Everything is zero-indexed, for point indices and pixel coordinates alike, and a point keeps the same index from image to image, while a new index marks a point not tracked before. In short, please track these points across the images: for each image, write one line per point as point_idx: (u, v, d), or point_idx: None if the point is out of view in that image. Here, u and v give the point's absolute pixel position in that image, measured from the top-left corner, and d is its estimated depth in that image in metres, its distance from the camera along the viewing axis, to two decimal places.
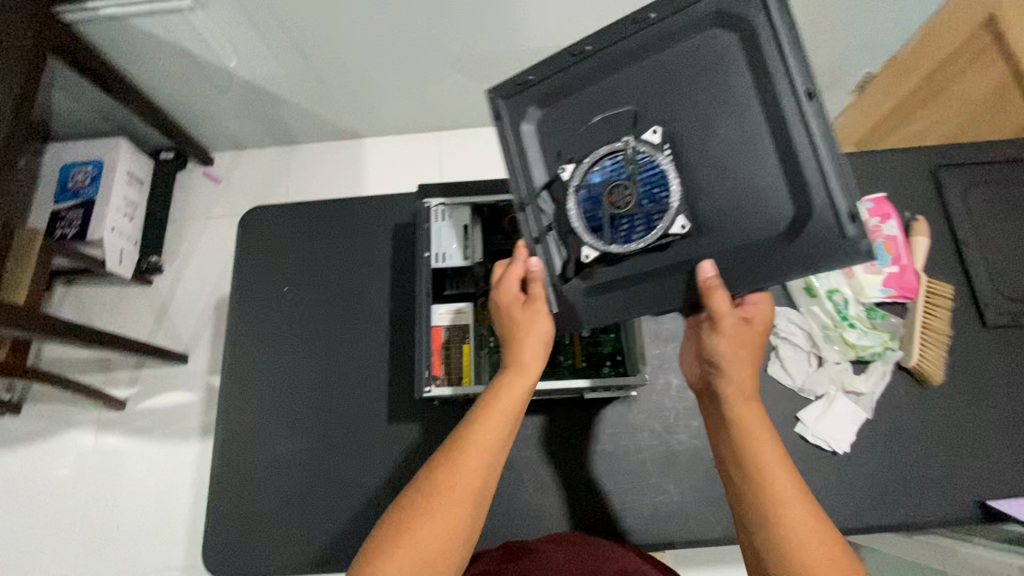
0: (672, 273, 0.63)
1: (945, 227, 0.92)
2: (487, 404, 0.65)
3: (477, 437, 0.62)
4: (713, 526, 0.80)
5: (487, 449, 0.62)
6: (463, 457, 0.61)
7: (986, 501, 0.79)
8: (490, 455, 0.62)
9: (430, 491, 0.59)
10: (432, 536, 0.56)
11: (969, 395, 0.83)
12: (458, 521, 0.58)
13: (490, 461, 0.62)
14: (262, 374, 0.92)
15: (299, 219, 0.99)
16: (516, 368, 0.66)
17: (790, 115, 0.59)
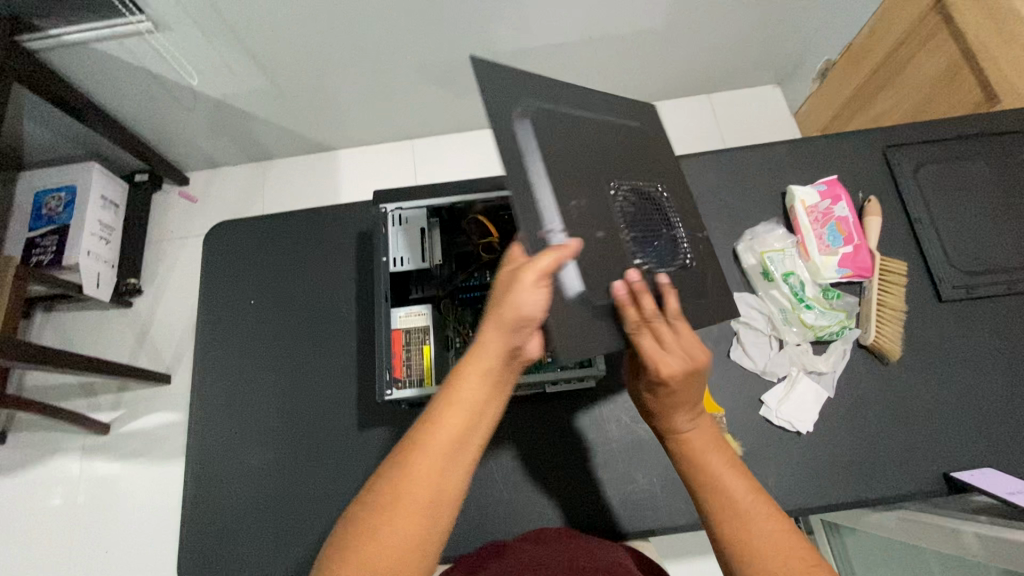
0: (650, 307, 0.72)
1: (898, 206, 0.94)
2: (449, 408, 0.53)
3: (432, 450, 0.50)
4: (682, 512, 0.82)
5: (446, 467, 0.50)
6: (413, 474, 0.49)
7: (950, 472, 0.80)
8: (452, 471, 0.50)
9: (393, 485, 0.49)
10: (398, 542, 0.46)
11: (928, 369, 0.85)
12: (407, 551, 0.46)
13: (456, 479, 0.50)
14: (233, 386, 0.93)
15: (263, 234, 1.00)
16: (490, 367, 0.55)
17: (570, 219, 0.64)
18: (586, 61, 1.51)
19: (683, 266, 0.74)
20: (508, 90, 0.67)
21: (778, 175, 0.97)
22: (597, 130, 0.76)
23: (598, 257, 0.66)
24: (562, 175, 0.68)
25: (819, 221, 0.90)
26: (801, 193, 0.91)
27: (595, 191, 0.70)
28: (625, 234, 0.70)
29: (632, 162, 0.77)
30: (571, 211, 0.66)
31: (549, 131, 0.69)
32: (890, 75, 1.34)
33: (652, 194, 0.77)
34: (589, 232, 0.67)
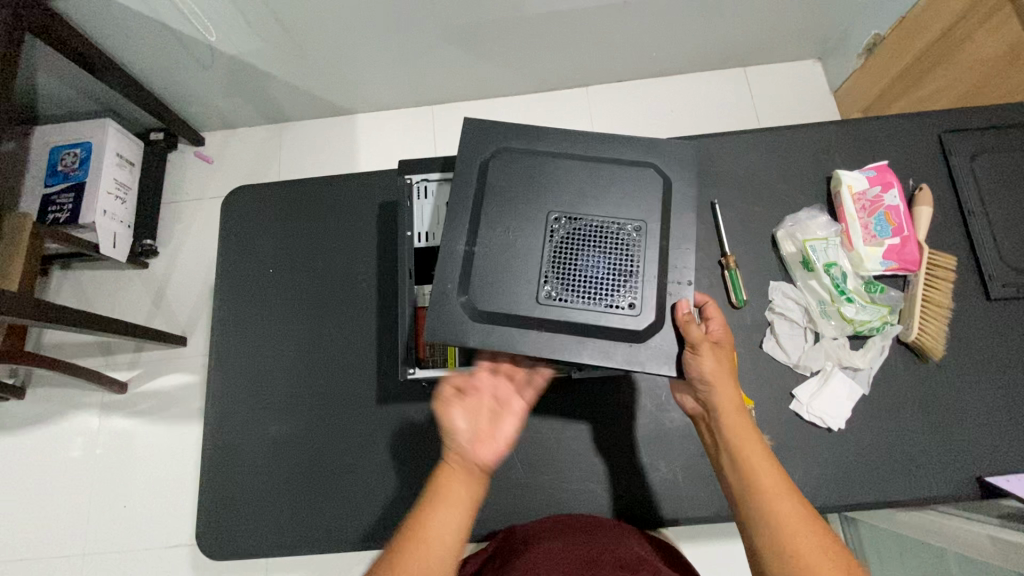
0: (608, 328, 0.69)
1: (951, 196, 0.89)
2: (435, 494, 0.63)
3: (428, 525, 0.61)
4: (703, 503, 0.81)
5: (441, 536, 0.60)
6: (414, 542, 0.59)
7: (984, 476, 0.77)
8: (444, 540, 0.60)
9: (417, 528, 0.61)
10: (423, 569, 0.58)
11: (970, 369, 0.81)
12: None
13: (458, 524, 0.62)
14: (250, 357, 0.91)
15: (281, 203, 0.97)
16: (460, 461, 0.66)
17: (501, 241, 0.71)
18: (617, 28, 1.43)
19: (608, 309, 0.68)
20: (487, 132, 0.74)
21: (823, 158, 0.92)
22: (580, 167, 0.73)
23: (501, 280, 0.69)
24: (501, 204, 0.71)
25: (866, 210, 0.85)
26: (849, 178, 0.86)
27: (532, 222, 0.71)
28: (545, 266, 0.69)
29: (608, 202, 0.72)
30: (491, 236, 0.70)
31: (507, 166, 0.73)
32: (944, 53, 1.25)
33: (617, 234, 0.71)
34: (501, 257, 0.70)
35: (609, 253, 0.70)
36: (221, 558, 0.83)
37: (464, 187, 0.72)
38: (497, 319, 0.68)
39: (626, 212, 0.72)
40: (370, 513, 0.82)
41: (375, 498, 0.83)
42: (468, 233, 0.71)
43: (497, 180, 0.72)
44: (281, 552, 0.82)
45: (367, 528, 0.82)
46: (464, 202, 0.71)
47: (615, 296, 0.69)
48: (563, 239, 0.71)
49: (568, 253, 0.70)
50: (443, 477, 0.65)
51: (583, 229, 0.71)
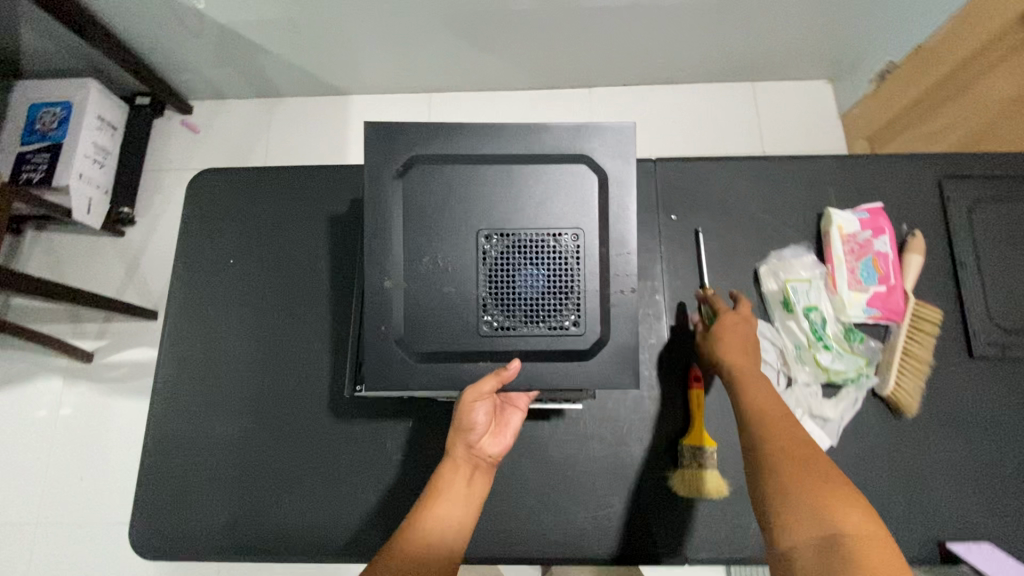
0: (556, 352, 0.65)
1: (945, 245, 0.85)
2: (433, 497, 0.64)
3: (429, 527, 0.61)
4: (655, 544, 0.76)
5: (441, 539, 0.61)
6: (414, 545, 0.59)
7: (944, 541, 0.75)
8: (443, 541, 0.61)
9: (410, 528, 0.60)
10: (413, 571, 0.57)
11: (943, 428, 0.78)
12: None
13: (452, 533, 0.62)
14: (201, 353, 0.88)
15: (246, 191, 0.93)
16: (462, 463, 0.67)
17: (427, 269, 0.66)
18: (624, 31, 1.38)
19: (553, 331, 0.65)
20: (395, 142, 0.67)
21: (816, 194, 0.88)
22: (505, 170, 0.67)
23: (437, 313, 0.66)
24: (424, 226, 0.67)
25: (855, 253, 0.81)
26: (841, 218, 0.82)
27: (460, 244, 0.66)
28: (481, 292, 0.66)
29: (541, 209, 0.67)
30: (418, 266, 0.66)
31: (423, 181, 0.67)
32: (958, 88, 1.20)
33: (552, 246, 0.66)
34: (433, 289, 0.66)
35: (547, 266, 0.66)
36: (154, 557, 0.80)
37: (380, 213, 0.66)
38: (440, 354, 0.66)
39: (559, 220, 0.66)
40: (311, 524, 0.80)
41: (319, 510, 0.80)
42: (392, 266, 0.66)
43: (412, 204, 0.67)
44: (217, 556, 0.80)
45: (305, 539, 0.79)
46: (383, 232, 0.66)
47: (557, 316, 0.66)
48: (499, 257, 0.66)
49: (504, 274, 0.66)
50: (440, 481, 0.65)
51: (517, 242, 0.66)
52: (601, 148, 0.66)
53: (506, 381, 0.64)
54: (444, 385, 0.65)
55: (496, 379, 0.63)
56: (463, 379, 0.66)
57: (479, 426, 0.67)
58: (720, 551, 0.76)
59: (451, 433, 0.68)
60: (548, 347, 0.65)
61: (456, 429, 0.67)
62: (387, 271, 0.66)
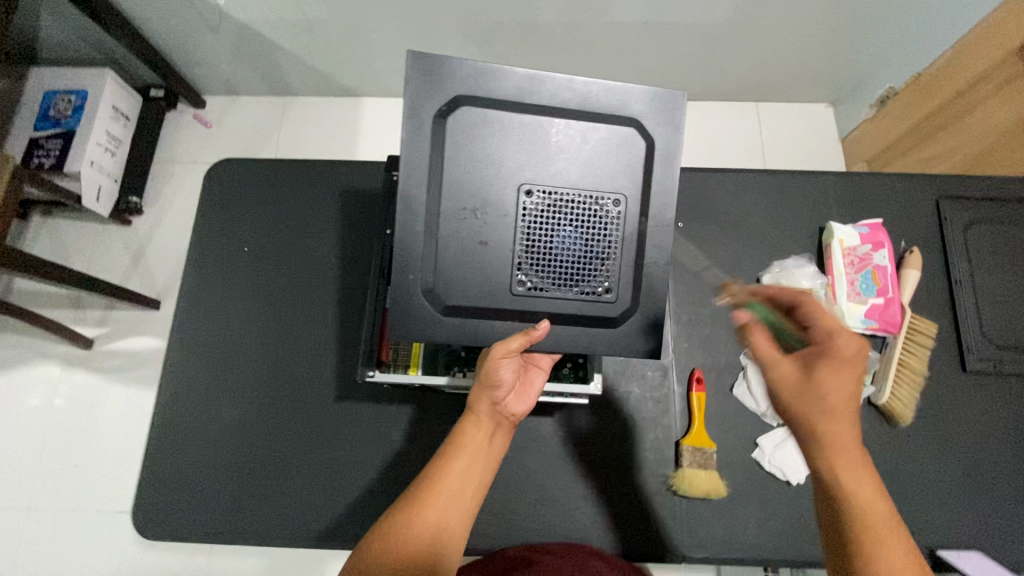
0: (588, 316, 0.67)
1: (941, 262, 0.88)
2: (455, 450, 0.66)
3: (449, 479, 0.64)
4: (653, 541, 0.78)
5: (459, 490, 0.64)
6: (433, 496, 0.62)
7: (936, 549, 0.76)
8: (461, 493, 0.64)
9: (429, 485, 0.63)
10: (428, 529, 0.60)
11: (936, 438, 0.81)
12: (424, 554, 0.58)
13: (469, 488, 0.65)
14: (214, 336, 0.89)
15: (264, 179, 0.96)
16: (485, 420, 0.69)
17: (462, 219, 0.65)
18: (635, 47, 1.42)
19: (586, 296, 0.66)
20: (439, 81, 0.63)
21: (818, 207, 0.91)
22: (547, 125, 0.66)
23: (471, 267, 0.65)
24: (463, 172, 0.64)
25: (854, 266, 0.84)
26: (842, 231, 0.85)
27: (499, 197, 0.65)
28: (518, 250, 0.65)
29: (582, 170, 0.66)
30: (455, 215, 0.64)
31: (466, 123, 0.64)
32: (954, 116, 1.25)
33: (591, 210, 0.66)
34: (468, 240, 0.65)
35: (583, 230, 0.66)
36: (154, 538, 0.80)
37: (417, 154, 0.63)
38: (469, 308, 0.65)
39: (600, 183, 0.66)
40: (313, 509, 0.80)
41: (321, 496, 0.81)
42: (425, 212, 0.64)
43: (453, 148, 0.64)
44: (219, 538, 0.80)
45: (307, 524, 0.80)
46: (419, 174, 0.64)
47: (590, 281, 0.66)
48: (537, 217, 0.66)
49: (541, 234, 0.66)
50: (463, 435, 0.68)
51: (558, 202, 0.66)
52: (651, 111, 0.66)
53: (534, 342, 0.65)
54: (468, 342, 0.65)
55: (524, 338, 0.64)
56: (488, 339, 0.66)
57: (505, 384, 0.69)
58: (715, 550, 0.77)
59: (476, 390, 0.70)
60: (580, 310, 0.66)
61: (482, 386, 0.69)
62: (421, 217, 0.64)
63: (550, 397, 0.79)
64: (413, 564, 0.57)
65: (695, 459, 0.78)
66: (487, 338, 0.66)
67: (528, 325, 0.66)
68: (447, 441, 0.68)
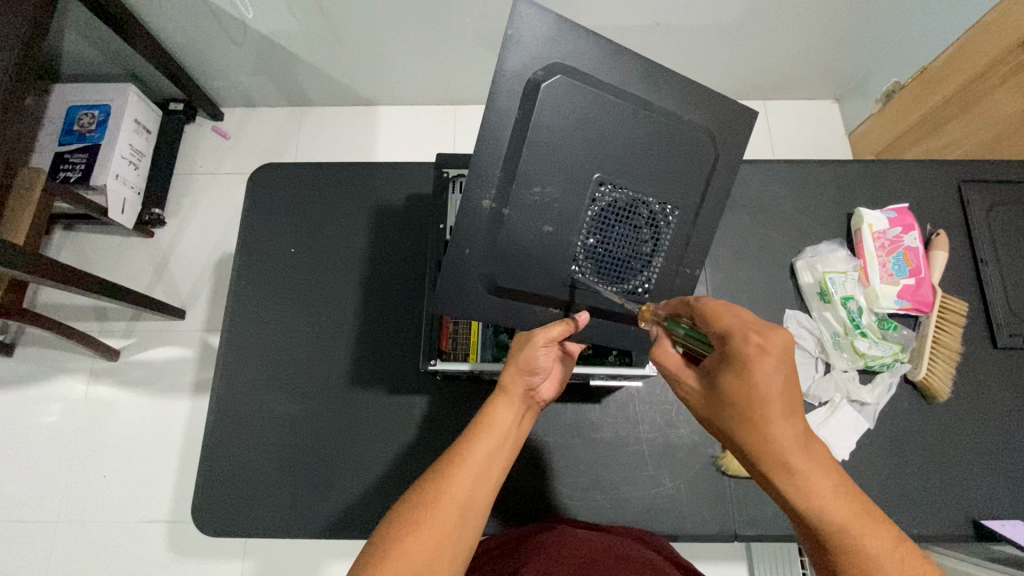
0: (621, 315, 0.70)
1: (966, 244, 0.91)
2: (484, 428, 0.64)
3: (476, 456, 0.61)
4: (706, 521, 0.80)
5: (486, 468, 0.61)
6: (458, 474, 0.59)
7: (980, 520, 0.78)
8: (487, 472, 0.61)
9: (455, 463, 0.61)
10: (450, 510, 0.57)
11: (972, 412, 0.83)
12: (447, 532, 0.56)
13: (494, 471, 0.62)
14: (264, 336, 0.91)
15: (310, 184, 0.99)
16: (516, 400, 0.67)
17: (533, 202, 0.65)
18: (651, 47, 1.44)
19: (624, 294, 0.70)
20: (534, 50, 0.62)
21: (846, 195, 0.94)
22: (627, 115, 0.65)
23: (530, 251, 0.66)
24: (542, 151, 0.64)
25: (886, 249, 0.87)
26: (870, 217, 0.88)
27: (572, 184, 0.65)
28: (578, 240, 0.66)
29: (651, 172, 0.67)
30: (526, 195, 0.64)
31: (557, 98, 0.63)
32: (962, 107, 1.27)
33: (651, 210, 0.68)
34: (534, 223, 0.65)
35: (638, 231, 0.68)
36: (215, 534, 0.82)
37: (501, 126, 0.63)
38: (519, 294, 0.67)
39: (668, 183, 0.67)
40: (369, 503, 0.82)
41: (378, 489, 0.83)
42: (499, 187, 0.64)
43: (539, 118, 0.63)
44: (280, 533, 0.82)
45: (362, 516, 0.82)
46: (496, 147, 0.63)
47: (630, 281, 0.70)
48: (605, 210, 0.67)
49: (603, 224, 0.67)
50: (493, 413, 0.65)
51: (626, 197, 0.66)
52: (727, 126, 0.67)
53: (574, 331, 0.66)
54: (508, 322, 0.67)
55: (566, 326, 0.65)
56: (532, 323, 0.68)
57: (541, 366, 0.67)
58: (766, 527, 0.80)
59: (509, 368, 0.67)
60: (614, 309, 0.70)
61: (516, 369, 0.66)
62: (491, 192, 0.64)
63: (602, 382, 0.82)
64: (435, 542, 0.55)
65: None
66: (527, 326, 0.68)
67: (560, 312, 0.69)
68: (475, 418, 0.66)
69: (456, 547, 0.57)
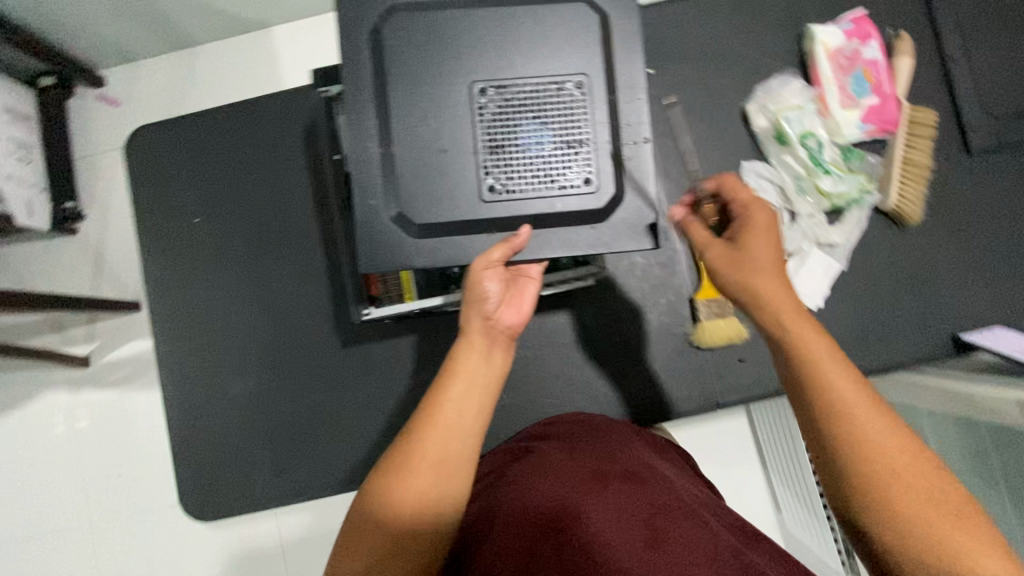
0: (569, 215, 0.60)
1: (931, 43, 0.81)
2: (452, 373, 0.55)
3: (446, 407, 0.53)
4: (687, 397, 0.80)
5: (460, 421, 0.53)
6: (429, 431, 0.52)
7: (959, 333, 0.78)
8: (462, 423, 0.53)
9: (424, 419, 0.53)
10: (425, 476, 0.50)
11: (946, 229, 0.79)
12: (424, 499, 0.50)
13: (473, 421, 0.54)
14: (200, 322, 0.84)
15: (192, 142, 0.86)
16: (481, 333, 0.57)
17: (422, 130, 0.59)
18: None
19: (563, 192, 0.60)
20: None
21: (794, 15, 0.82)
22: (492, 19, 0.60)
23: (436, 177, 0.59)
24: (404, 78, 0.59)
25: (843, 68, 0.77)
26: (823, 33, 0.77)
27: (451, 95, 0.59)
28: (481, 151, 0.59)
29: (537, 56, 0.60)
30: (414, 126, 0.59)
31: (406, 28, 0.59)
32: None
33: (555, 96, 0.60)
34: (428, 147, 0.59)
35: (549, 121, 0.60)
36: (215, 519, 0.83)
37: (360, 66, 0.59)
38: (445, 228, 0.59)
39: (561, 66, 0.60)
40: (356, 457, 0.82)
41: (359, 442, 0.82)
42: (380, 128, 0.59)
43: (395, 54, 0.59)
44: (276, 503, 0.82)
45: (354, 469, 0.82)
46: (366, 81, 0.59)
47: (564, 177, 0.60)
48: (498, 112, 0.60)
49: (503, 129, 0.60)
50: (460, 353, 0.56)
51: (516, 94, 0.60)
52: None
53: (517, 250, 0.58)
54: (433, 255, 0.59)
55: (506, 247, 0.57)
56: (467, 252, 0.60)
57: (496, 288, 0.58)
58: (748, 390, 0.79)
59: (468, 300, 0.59)
60: (556, 211, 0.60)
61: (470, 299, 0.59)
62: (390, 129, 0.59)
63: (556, 286, 0.77)
64: (412, 509, 0.50)
65: (711, 309, 0.77)
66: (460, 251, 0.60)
67: (510, 234, 0.59)
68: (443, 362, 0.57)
69: (439, 510, 0.51)
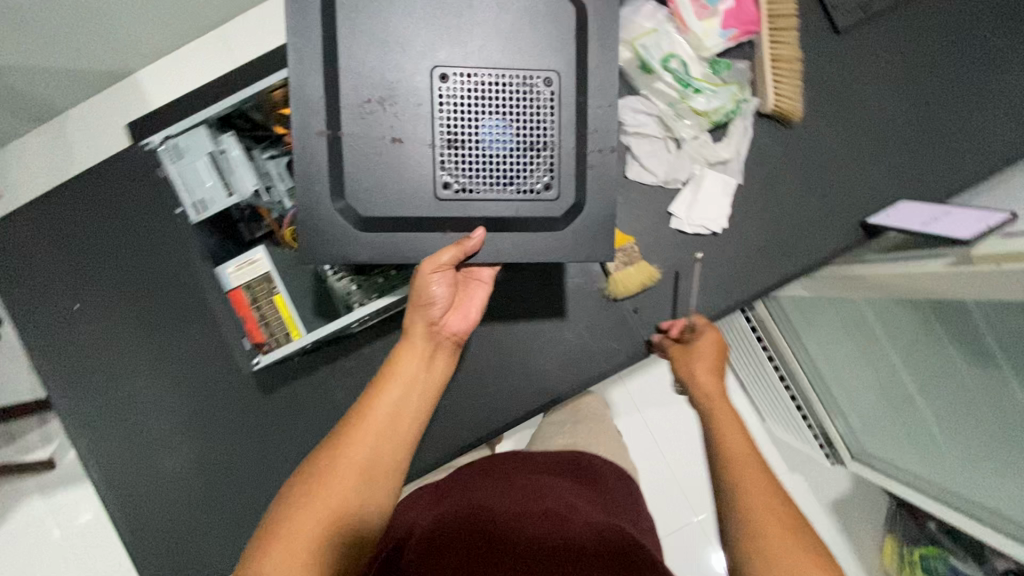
0: (518, 220, 0.60)
1: None
2: (386, 380, 0.59)
3: (376, 411, 0.57)
4: (618, 351, 0.77)
5: (390, 422, 0.57)
6: (360, 430, 0.56)
7: (867, 219, 0.76)
8: (393, 427, 0.57)
9: (354, 419, 0.57)
10: (350, 475, 0.53)
11: (831, 117, 0.77)
12: (345, 502, 0.51)
13: (408, 431, 0.58)
14: (110, 405, 0.80)
15: (54, 221, 0.81)
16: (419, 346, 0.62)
17: (377, 133, 0.58)
18: None
19: (524, 194, 0.60)
20: None
21: None
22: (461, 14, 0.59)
23: (393, 172, 0.59)
24: (368, 70, 0.58)
25: None
26: None
27: (418, 93, 0.59)
28: (439, 146, 0.59)
29: (508, 53, 0.60)
30: (368, 119, 0.58)
31: (384, 22, 0.58)
32: None
33: (523, 92, 0.60)
34: (379, 138, 0.58)
35: (512, 117, 0.60)
36: None
37: (305, 56, 0.57)
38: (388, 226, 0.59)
39: (521, 63, 0.60)
40: None
41: None
42: (330, 116, 0.58)
43: (369, 42, 0.58)
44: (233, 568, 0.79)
45: None
46: (309, 67, 0.57)
47: (523, 176, 0.60)
48: (467, 110, 0.59)
49: (466, 124, 0.59)
50: (395, 363, 0.61)
51: (484, 88, 0.59)
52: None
53: (470, 251, 0.58)
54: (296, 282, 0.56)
55: (455, 250, 0.57)
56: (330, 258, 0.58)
57: (437, 295, 0.61)
58: None
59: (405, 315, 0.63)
60: (513, 213, 0.60)
61: (414, 305, 0.62)
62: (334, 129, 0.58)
63: None
64: (331, 513, 0.50)
65: (620, 260, 0.75)
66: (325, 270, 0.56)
67: (463, 235, 0.60)
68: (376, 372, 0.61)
69: (358, 518, 0.52)
